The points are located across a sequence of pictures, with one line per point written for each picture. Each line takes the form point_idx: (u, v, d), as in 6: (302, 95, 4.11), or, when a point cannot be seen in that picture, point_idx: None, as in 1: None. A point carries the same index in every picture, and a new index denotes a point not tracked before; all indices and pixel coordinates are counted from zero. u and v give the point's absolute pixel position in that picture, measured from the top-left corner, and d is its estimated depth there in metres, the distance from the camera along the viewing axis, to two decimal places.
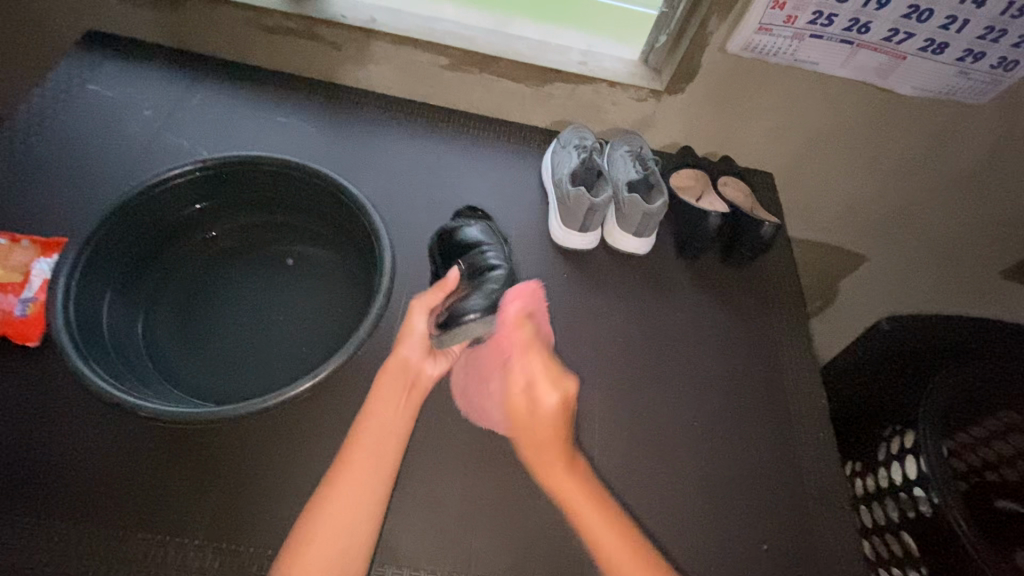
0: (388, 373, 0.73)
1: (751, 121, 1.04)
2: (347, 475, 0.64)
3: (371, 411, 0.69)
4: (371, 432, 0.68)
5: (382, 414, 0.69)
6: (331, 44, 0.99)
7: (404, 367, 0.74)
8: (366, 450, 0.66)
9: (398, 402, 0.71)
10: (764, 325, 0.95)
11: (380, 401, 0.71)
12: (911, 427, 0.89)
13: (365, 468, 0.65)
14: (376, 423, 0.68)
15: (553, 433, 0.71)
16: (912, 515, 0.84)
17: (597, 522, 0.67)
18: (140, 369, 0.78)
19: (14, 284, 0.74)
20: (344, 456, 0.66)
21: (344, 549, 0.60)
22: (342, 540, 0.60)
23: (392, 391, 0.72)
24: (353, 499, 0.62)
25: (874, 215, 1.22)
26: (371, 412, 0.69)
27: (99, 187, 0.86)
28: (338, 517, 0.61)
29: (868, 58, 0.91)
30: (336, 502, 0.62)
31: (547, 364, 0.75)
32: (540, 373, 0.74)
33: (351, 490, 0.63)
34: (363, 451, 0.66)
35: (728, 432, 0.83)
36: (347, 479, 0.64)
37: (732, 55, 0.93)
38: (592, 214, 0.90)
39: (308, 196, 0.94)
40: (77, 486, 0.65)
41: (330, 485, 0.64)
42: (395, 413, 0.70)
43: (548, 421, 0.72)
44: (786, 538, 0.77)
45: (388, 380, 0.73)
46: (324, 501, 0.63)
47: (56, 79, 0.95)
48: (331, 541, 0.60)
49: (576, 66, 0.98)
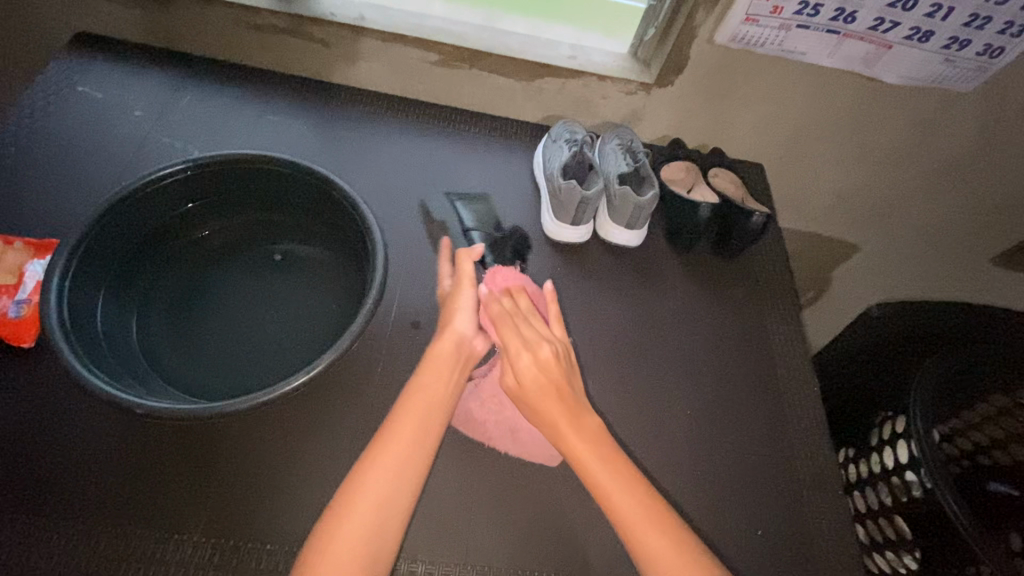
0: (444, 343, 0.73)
1: (740, 112, 1.05)
2: (394, 441, 0.63)
3: (421, 380, 0.68)
4: (417, 401, 0.66)
5: (432, 386, 0.68)
6: (321, 42, 0.99)
7: (457, 342, 0.73)
8: (416, 417, 0.65)
9: (450, 371, 0.70)
10: (756, 314, 0.96)
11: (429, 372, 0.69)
12: (901, 412, 0.90)
13: (411, 435, 0.63)
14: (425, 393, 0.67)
15: (549, 397, 0.66)
16: (904, 499, 0.85)
17: (625, 499, 0.62)
18: (135, 369, 0.78)
19: (8, 286, 0.74)
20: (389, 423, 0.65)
21: (382, 520, 0.58)
22: (381, 511, 0.59)
23: (444, 362, 0.71)
24: (396, 469, 0.61)
25: (864, 204, 1.23)
26: (419, 383, 0.68)
27: (92, 188, 0.86)
28: (380, 486, 0.59)
29: (855, 48, 0.92)
30: (377, 469, 0.61)
31: (521, 322, 0.72)
32: (517, 335, 0.71)
33: (397, 458, 0.62)
34: (411, 419, 0.65)
35: (722, 421, 0.84)
36: (392, 444, 0.62)
37: (720, 46, 0.93)
38: (583, 207, 0.91)
39: (301, 194, 0.94)
40: (75, 484, 0.65)
41: (372, 454, 0.62)
42: (444, 381, 0.69)
43: (540, 384, 0.67)
44: (781, 523, 0.78)
45: (441, 350, 0.72)
46: (366, 469, 0.61)
47: (46, 80, 0.95)
48: (367, 510, 0.58)
49: (565, 60, 0.99)
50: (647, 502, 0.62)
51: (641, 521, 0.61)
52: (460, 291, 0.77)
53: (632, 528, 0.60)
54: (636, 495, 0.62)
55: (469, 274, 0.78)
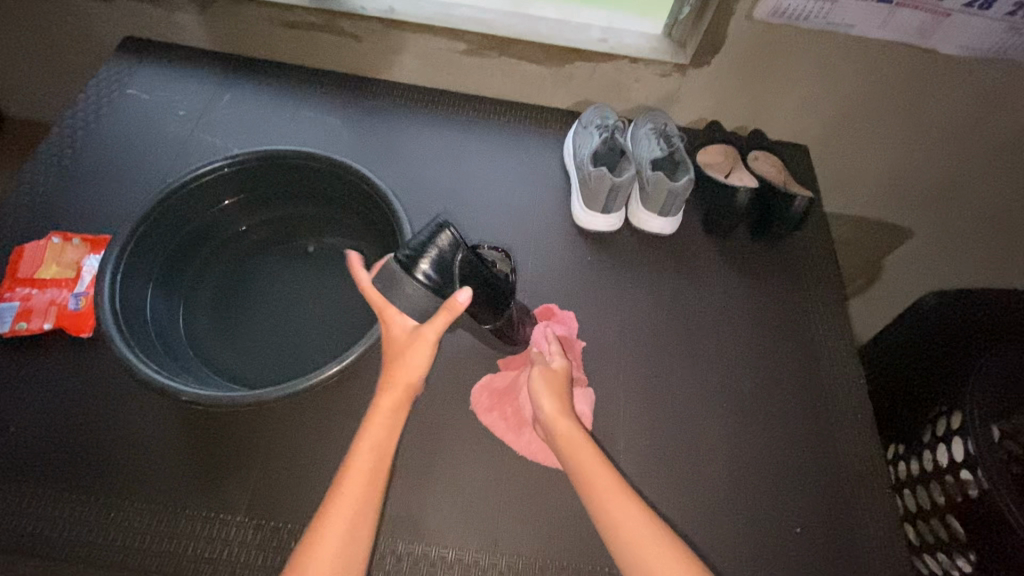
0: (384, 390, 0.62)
1: (782, 92, 1.00)
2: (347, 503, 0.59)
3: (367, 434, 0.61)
4: (367, 454, 0.61)
5: (380, 427, 0.62)
6: (352, 36, 1.00)
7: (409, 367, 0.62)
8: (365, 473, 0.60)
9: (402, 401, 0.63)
10: (797, 304, 0.92)
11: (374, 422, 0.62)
12: (958, 408, 0.85)
13: (362, 493, 0.59)
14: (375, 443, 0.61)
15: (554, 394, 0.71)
16: (959, 499, 0.81)
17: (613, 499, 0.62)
18: (183, 357, 0.82)
19: (68, 279, 0.80)
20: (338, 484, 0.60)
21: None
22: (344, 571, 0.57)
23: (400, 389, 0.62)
24: (350, 530, 0.58)
25: (920, 186, 1.15)
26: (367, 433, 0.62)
27: (141, 187, 0.90)
28: (338, 550, 0.57)
29: (908, 18, 0.86)
30: (331, 533, 0.57)
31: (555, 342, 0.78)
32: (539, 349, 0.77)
33: (347, 513, 0.58)
34: (361, 476, 0.60)
35: (758, 416, 0.81)
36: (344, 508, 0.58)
37: (760, 22, 0.89)
38: (614, 195, 0.89)
39: (334, 188, 0.96)
40: (130, 466, 0.69)
41: (324, 517, 0.58)
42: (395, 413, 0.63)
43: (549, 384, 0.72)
44: (820, 521, 0.75)
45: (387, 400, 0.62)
46: (318, 532, 0.57)
47: (97, 85, 1.00)
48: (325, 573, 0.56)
49: (596, 44, 0.97)
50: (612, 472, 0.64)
51: (611, 489, 0.62)
52: (420, 345, 0.61)
53: (599, 492, 0.62)
54: (614, 478, 0.63)
55: (436, 332, 0.61)
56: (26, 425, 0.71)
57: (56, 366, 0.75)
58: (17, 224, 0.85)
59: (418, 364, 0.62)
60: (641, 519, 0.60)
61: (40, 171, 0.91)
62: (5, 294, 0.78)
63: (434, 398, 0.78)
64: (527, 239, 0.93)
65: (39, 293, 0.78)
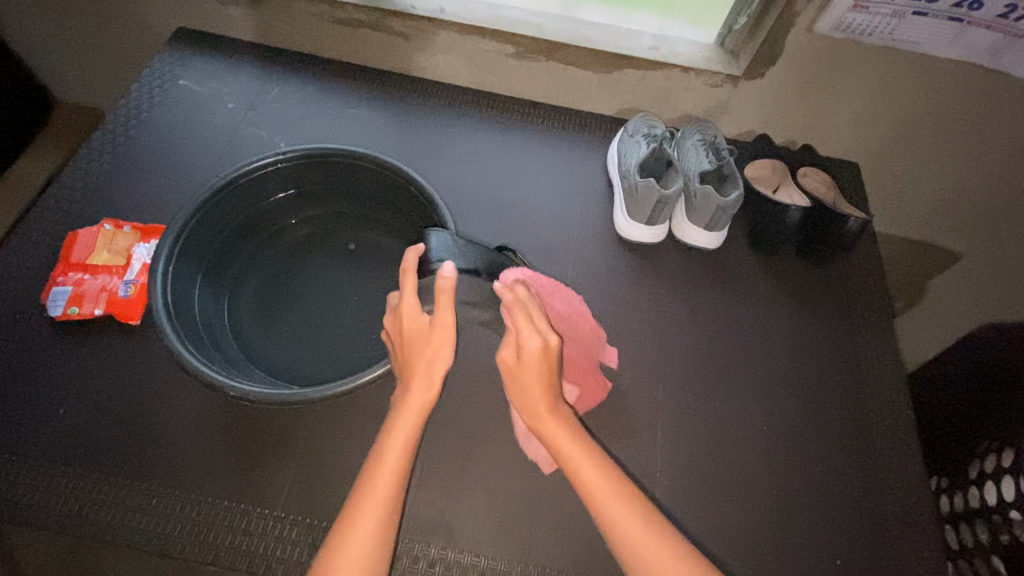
0: (413, 384, 0.62)
1: (837, 107, 0.97)
2: (375, 499, 0.57)
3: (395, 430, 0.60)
4: (395, 450, 0.59)
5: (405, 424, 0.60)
6: (401, 35, 1.00)
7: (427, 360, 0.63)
8: (394, 470, 0.58)
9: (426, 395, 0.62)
10: (843, 327, 0.89)
11: (400, 418, 0.61)
12: (1010, 445, 0.82)
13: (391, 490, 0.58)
14: (404, 440, 0.60)
15: (542, 380, 0.63)
16: (1005, 538, 0.78)
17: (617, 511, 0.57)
18: (226, 349, 0.84)
19: (118, 266, 0.81)
20: (365, 479, 0.58)
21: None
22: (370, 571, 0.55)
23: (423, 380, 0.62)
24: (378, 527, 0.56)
25: (974, 209, 1.11)
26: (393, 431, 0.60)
27: (190, 178, 0.92)
28: (365, 546, 0.55)
29: (979, 37, 0.83)
30: (359, 529, 0.56)
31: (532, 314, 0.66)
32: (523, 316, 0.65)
33: (376, 511, 0.56)
34: (391, 470, 0.58)
35: (800, 441, 0.79)
36: (373, 503, 0.57)
37: (821, 35, 0.86)
38: (661, 206, 0.87)
39: (378, 186, 0.96)
40: (173, 454, 0.71)
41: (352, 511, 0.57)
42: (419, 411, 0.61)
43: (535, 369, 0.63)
44: (860, 552, 0.73)
45: (417, 395, 0.61)
46: (346, 526, 0.56)
47: (150, 74, 1.02)
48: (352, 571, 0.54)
49: (646, 51, 0.95)
50: (613, 473, 0.60)
51: (607, 491, 0.58)
52: (436, 332, 0.63)
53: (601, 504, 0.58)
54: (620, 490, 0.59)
55: (444, 310, 0.63)
56: (75, 407, 0.73)
57: (105, 351, 0.76)
58: (71, 209, 0.87)
59: (442, 352, 0.63)
60: (651, 529, 0.57)
61: (94, 158, 0.92)
62: (58, 278, 0.80)
63: (470, 404, 0.77)
64: (568, 246, 0.92)
65: (91, 278, 0.80)
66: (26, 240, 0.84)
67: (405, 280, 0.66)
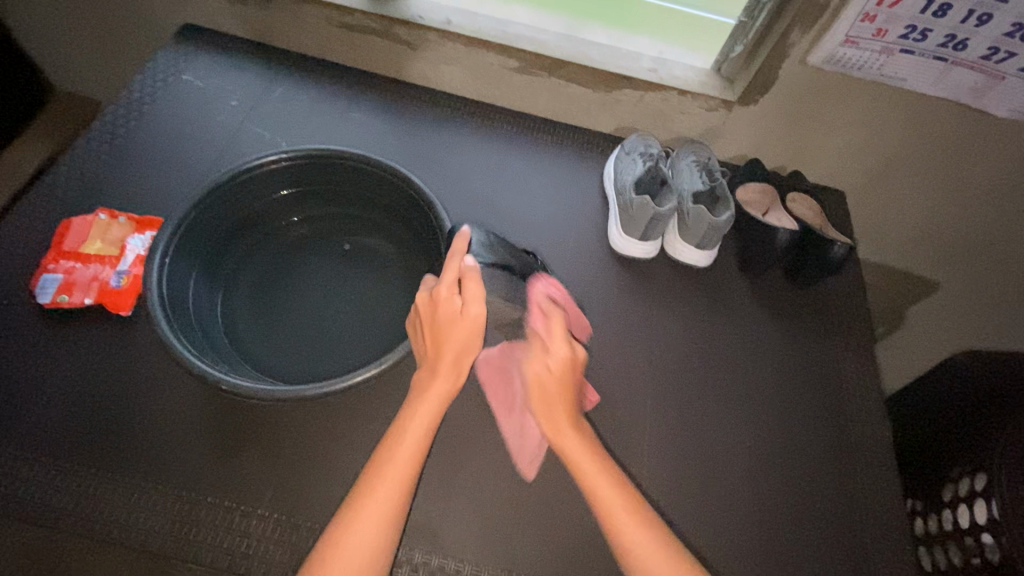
0: (438, 371, 0.67)
1: (826, 136, 1.01)
2: (393, 477, 0.60)
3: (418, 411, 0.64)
4: (417, 430, 0.64)
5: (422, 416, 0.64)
6: (407, 44, 1.02)
7: (461, 349, 0.67)
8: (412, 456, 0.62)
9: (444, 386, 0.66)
10: (825, 349, 0.92)
11: (422, 405, 0.65)
12: (982, 470, 0.85)
13: (408, 469, 0.61)
14: (423, 426, 0.64)
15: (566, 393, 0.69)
16: (977, 561, 0.81)
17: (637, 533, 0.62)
18: (217, 345, 0.83)
19: (111, 256, 0.81)
20: (379, 465, 0.61)
21: (378, 554, 0.58)
22: (371, 561, 0.57)
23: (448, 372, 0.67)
24: (394, 504, 0.59)
25: (954, 241, 1.15)
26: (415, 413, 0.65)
27: (189, 172, 0.92)
28: (382, 520, 0.58)
29: (962, 77, 0.86)
30: (373, 510, 0.58)
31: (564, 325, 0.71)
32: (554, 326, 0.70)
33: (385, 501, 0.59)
34: (406, 459, 0.62)
35: (782, 459, 0.81)
36: (391, 479, 0.60)
37: (813, 67, 0.90)
38: (655, 223, 0.89)
39: (378, 190, 0.97)
40: (158, 447, 0.70)
41: (361, 499, 0.59)
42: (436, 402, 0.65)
43: (560, 379, 0.68)
44: (836, 569, 0.74)
45: (443, 380, 0.66)
46: (363, 499, 0.59)
47: (154, 68, 1.02)
48: (365, 544, 0.57)
49: (646, 72, 0.98)
50: (630, 496, 0.64)
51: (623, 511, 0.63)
52: (464, 321, 0.67)
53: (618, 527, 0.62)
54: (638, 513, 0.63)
55: (475, 300, 0.67)
56: (59, 396, 0.72)
57: (92, 342, 0.76)
58: (65, 197, 0.87)
59: (464, 339, 0.67)
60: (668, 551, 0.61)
61: (92, 148, 0.92)
62: (49, 266, 0.79)
63: (460, 410, 0.77)
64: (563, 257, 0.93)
65: (82, 268, 0.79)
66: (18, 226, 0.83)
67: (449, 266, 0.70)
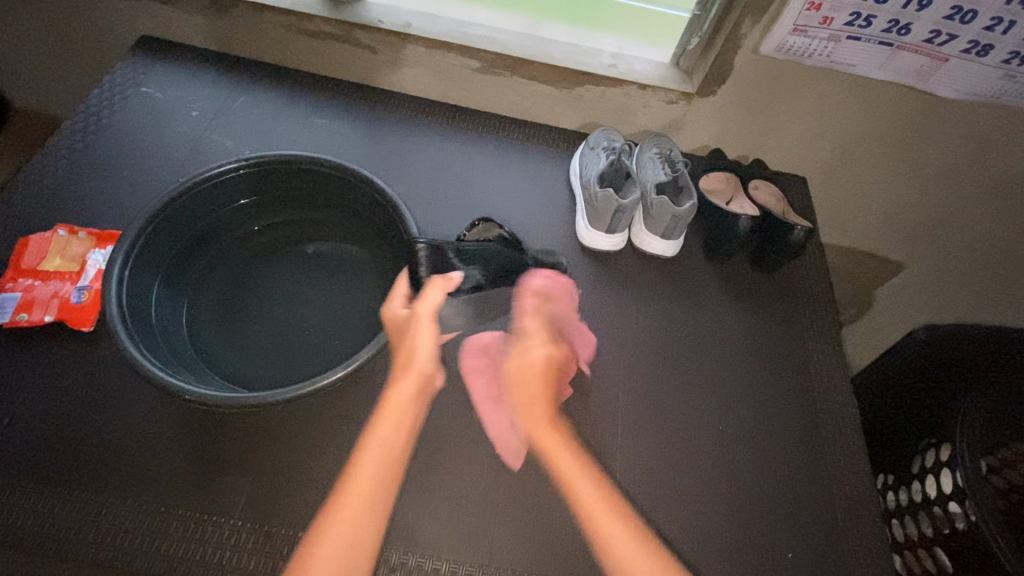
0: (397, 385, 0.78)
1: (784, 124, 1.03)
2: (356, 490, 0.70)
3: (377, 430, 0.74)
4: (371, 461, 0.72)
5: (382, 440, 0.74)
6: (368, 48, 1.02)
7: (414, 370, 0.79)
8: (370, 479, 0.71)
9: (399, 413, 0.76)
10: (792, 331, 0.94)
11: (381, 423, 0.75)
12: (946, 441, 0.87)
13: (368, 491, 0.70)
14: (380, 449, 0.73)
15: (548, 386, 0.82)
16: (946, 530, 0.82)
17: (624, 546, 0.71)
18: (184, 356, 0.82)
19: (72, 273, 0.80)
20: (343, 486, 0.70)
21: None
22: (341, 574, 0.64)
23: (405, 400, 0.77)
24: (356, 514, 0.68)
25: (914, 222, 1.18)
26: (378, 427, 0.75)
27: (150, 184, 0.91)
28: (344, 534, 0.67)
29: (908, 61, 0.89)
30: (338, 535, 0.67)
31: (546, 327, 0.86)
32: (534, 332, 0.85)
33: (345, 531, 0.67)
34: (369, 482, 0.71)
35: (753, 441, 0.82)
36: (353, 495, 0.70)
37: (765, 56, 0.92)
38: (620, 215, 0.90)
39: (343, 194, 0.97)
40: (125, 460, 0.69)
41: (326, 520, 0.68)
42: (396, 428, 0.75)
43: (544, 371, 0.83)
44: (809, 547, 0.76)
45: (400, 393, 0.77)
46: (325, 527, 0.67)
47: (112, 80, 1.01)
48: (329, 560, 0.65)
49: (606, 68, 0.99)
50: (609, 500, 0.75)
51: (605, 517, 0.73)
52: (426, 326, 0.81)
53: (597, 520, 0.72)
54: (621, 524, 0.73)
55: (433, 306, 0.81)
56: (20, 415, 0.71)
57: (54, 359, 0.74)
58: (23, 214, 0.85)
59: (423, 346, 0.80)
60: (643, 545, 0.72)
61: (49, 164, 0.91)
62: (7, 285, 0.78)
63: (433, 410, 0.78)
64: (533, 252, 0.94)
65: (41, 285, 0.78)
66: None
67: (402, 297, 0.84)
